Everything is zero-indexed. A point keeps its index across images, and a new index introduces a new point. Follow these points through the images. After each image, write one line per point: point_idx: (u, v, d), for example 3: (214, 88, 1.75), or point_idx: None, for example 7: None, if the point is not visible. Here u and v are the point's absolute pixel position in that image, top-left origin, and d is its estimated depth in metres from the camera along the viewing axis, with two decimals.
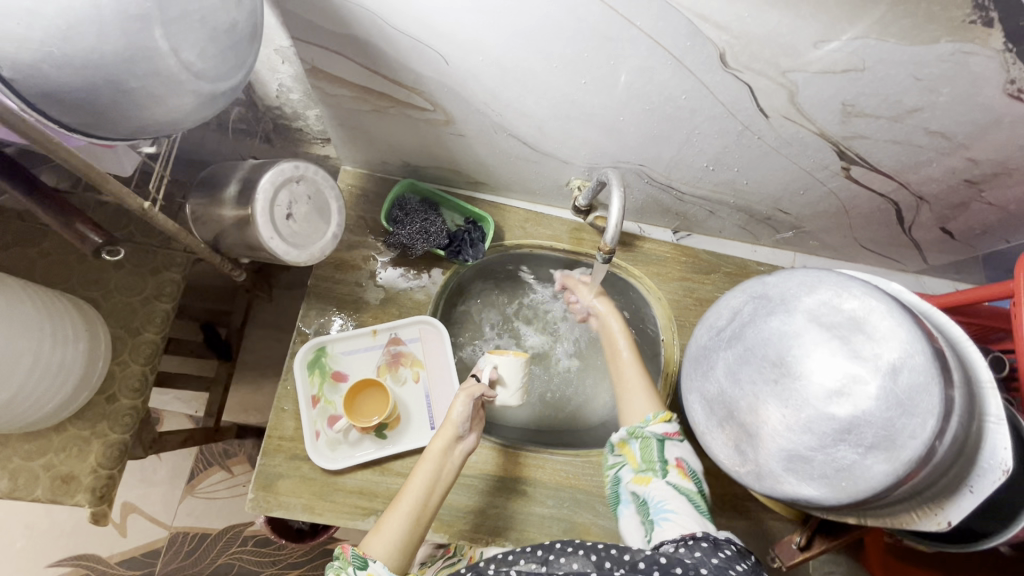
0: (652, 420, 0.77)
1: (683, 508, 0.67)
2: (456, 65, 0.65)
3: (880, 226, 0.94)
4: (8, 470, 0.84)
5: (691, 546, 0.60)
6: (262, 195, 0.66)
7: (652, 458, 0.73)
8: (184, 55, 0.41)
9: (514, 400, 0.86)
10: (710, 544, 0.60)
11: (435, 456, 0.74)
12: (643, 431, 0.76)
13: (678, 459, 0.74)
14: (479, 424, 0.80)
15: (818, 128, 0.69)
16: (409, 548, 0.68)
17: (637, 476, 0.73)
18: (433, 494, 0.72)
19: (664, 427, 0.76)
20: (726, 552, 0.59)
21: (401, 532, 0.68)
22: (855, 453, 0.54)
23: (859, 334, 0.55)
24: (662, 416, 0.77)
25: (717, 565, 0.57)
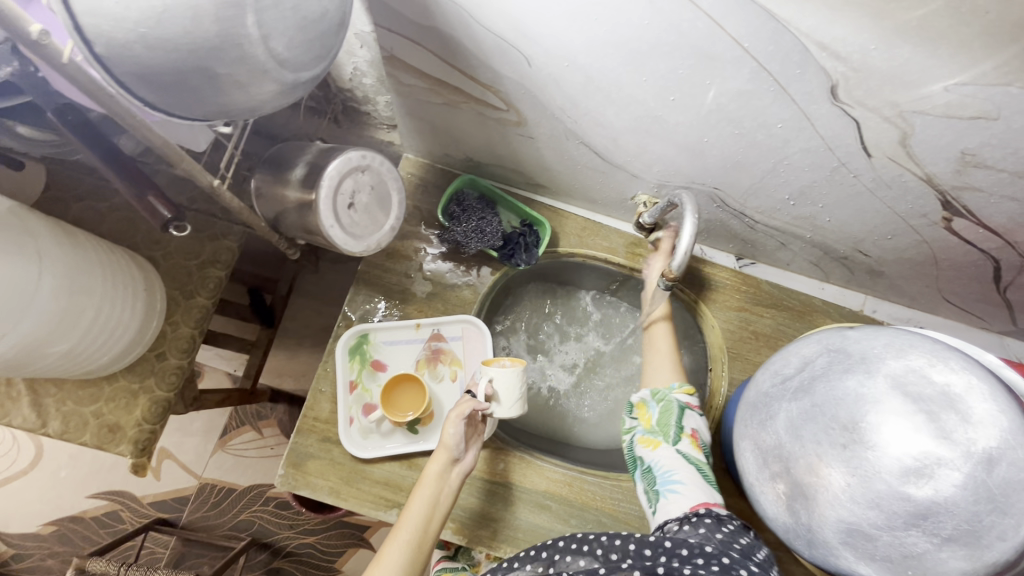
0: (677, 387, 0.77)
1: (691, 479, 0.68)
2: (538, 67, 0.62)
3: (971, 281, 0.86)
4: (62, 413, 0.88)
5: (695, 524, 0.62)
6: (327, 182, 0.65)
7: (668, 424, 0.74)
8: (273, 43, 0.40)
9: (513, 413, 0.79)
10: (713, 520, 0.62)
11: (431, 482, 0.75)
12: (667, 396, 0.76)
13: (694, 430, 0.73)
14: (473, 441, 0.81)
15: (926, 174, 0.62)
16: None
17: (647, 441, 0.74)
18: (433, 520, 0.73)
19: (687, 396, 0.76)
20: (729, 527, 0.62)
21: (401, 560, 0.68)
22: (928, 542, 0.49)
23: (953, 413, 0.50)
24: (686, 387, 0.77)
25: (722, 540, 0.60)
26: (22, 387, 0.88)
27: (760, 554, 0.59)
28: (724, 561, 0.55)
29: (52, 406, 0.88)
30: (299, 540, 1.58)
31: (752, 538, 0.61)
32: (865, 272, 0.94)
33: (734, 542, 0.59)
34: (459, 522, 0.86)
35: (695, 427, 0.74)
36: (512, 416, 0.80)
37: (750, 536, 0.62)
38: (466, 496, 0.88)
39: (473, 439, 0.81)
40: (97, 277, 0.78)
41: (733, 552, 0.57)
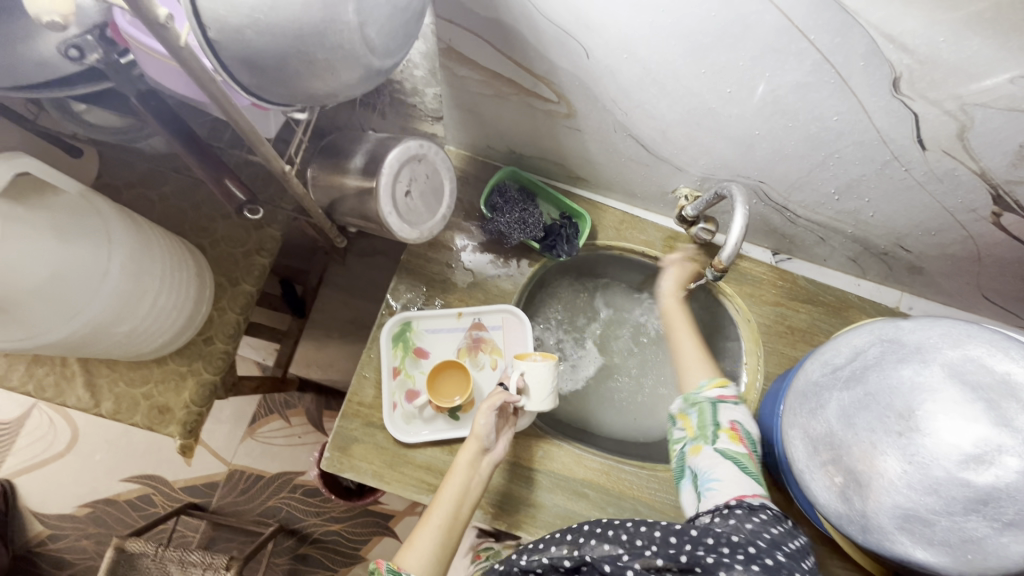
0: (706, 386, 0.76)
1: (730, 476, 0.67)
2: (597, 59, 0.64)
3: (1014, 278, 0.86)
4: (113, 393, 0.91)
5: (726, 515, 0.62)
6: (387, 170, 0.66)
7: (704, 423, 0.72)
8: (368, 30, 0.42)
9: (546, 406, 0.81)
10: (745, 510, 0.62)
11: (463, 469, 0.77)
12: (698, 397, 0.75)
13: (733, 423, 0.71)
14: (505, 433, 0.82)
15: (980, 168, 0.63)
16: (441, 558, 0.70)
17: (687, 445, 0.73)
18: (465, 506, 0.75)
19: (718, 391, 0.75)
20: (761, 516, 0.61)
21: (434, 542, 0.70)
22: (988, 526, 0.50)
23: (1012, 400, 0.51)
24: (716, 383, 0.76)
25: (752, 529, 0.59)
26: (77, 366, 0.91)
27: (794, 545, 0.59)
28: (751, 550, 0.54)
29: (105, 386, 0.91)
30: (325, 527, 1.61)
31: (787, 528, 0.60)
32: (904, 268, 0.94)
33: (762, 531, 0.59)
34: (500, 508, 0.88)
35: (734, 419, 0.72)
36: (546, 407, 0.81)
37: (786, 526, 0.61)
38: (505, 482, 0.89)
39: (506, 430, 0.82)
40: (156, 259, 0.79)
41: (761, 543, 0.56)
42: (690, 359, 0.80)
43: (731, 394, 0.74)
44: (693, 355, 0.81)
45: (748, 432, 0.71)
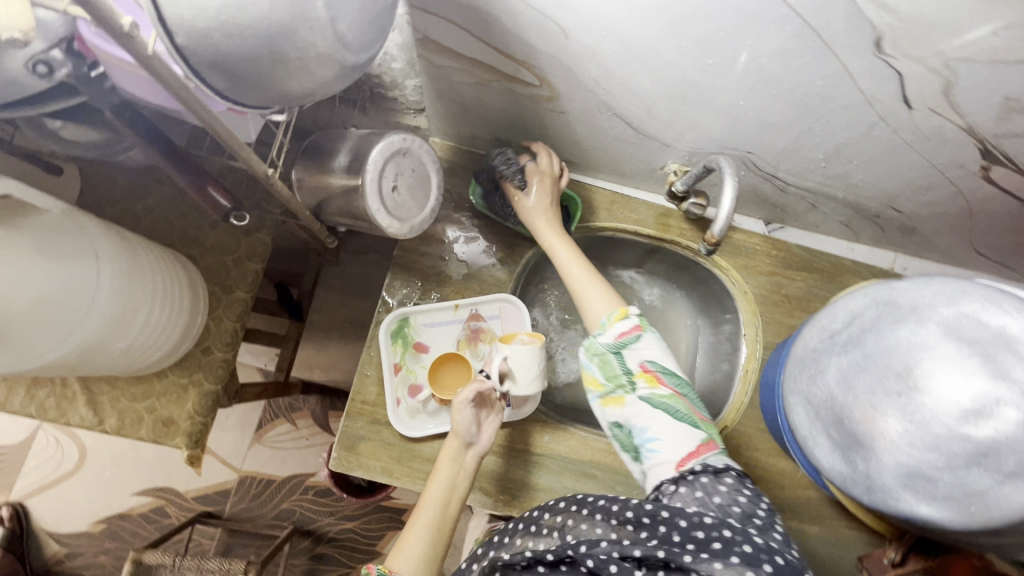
0: (606, 326, 0.71)
1: (666, 429, 0.64)
2: (576, 39, 0.63)
3: (1005, 232, 0.86)
4: (116, 410, 0.91)
5: (690, 484, 0.59)
6: (372, 166, 0.66)
7: (613, 373, 0.68)
8: (340, 25, 0.41)
9: (532, 390, 0.82)
10: (710, 477, 0.59)
11: (449, 467, 0.76)
12: (598, 346, 0.70)
13: (643, 364, 0.67)
14: (490, 425, 0.80)
15: (967, 124, 0.63)
16: (430, 558, 0.70)
17: (608, 400, 0.68)
18: (453, 502, 0.74)
19: (619, 329, 0.71)
20: (726, 481, 0.59)
21: (424, 543, 0.70)
22: (991, 478, 0.50)
23: (1009, 352, 0.51)
24: (617, 316, 0.72)
25: (720, 504, 0.57)
26: (76, 386, 0.90)
27: (761, 513, 0.57)
28: (726, 534, 0.52)
29: (107, 403, 0.91)
30: (339, 526, 1.62)
31: (754, 492, 0.59)
32: (896, 229, 0.94)
33: (731, 506, 0.57)
34: (511, 495, 0.89)
35: (644, 359, 0.68)
36: (529, 392, 0.81)
37: (749, 487, 0.60)
38: (515, 469, 0.90)
39: (490, 420, 0.81)
40: (148, 275, 0.79)
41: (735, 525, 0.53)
42: (589, 293, 0.78)
43: (632, 330, 0.70)
44: (596, 292, 0.77)
45: (663, 367, 0.67)
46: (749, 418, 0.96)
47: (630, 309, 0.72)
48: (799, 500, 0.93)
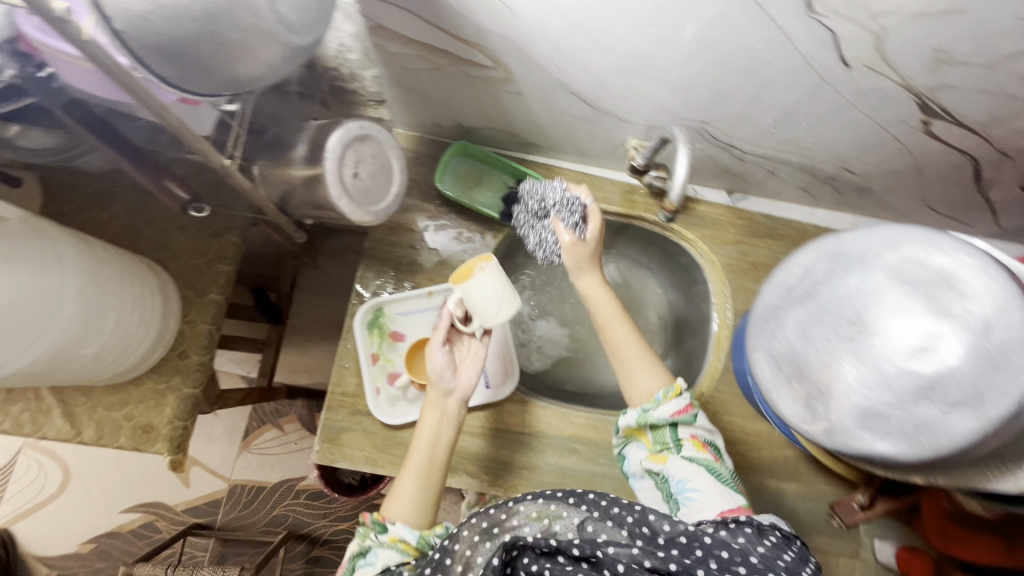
0: (660, 401, 0.76)
1: (706, 484, 0.71)
2: (523, 17, 0.64)
3: (953, 184, 0.90)
4: (94, 420, 0.90)
5: (734, 531, 0.61)
6: (331, 153, 0.66)
7: (665, 439, 0.76)
8: (278, 5, 0.42)
9: (503, 316, 0.75)
10: (754, 531, 0.61)
11: (430, 415, 0.78)
12: (652, 414, 0.75)
13: (693, 433, 0.75)
14: (468, 366, 0.80)
15: (902, 79, 0.65)
16: (421, 505, 0.73)
17: (655, 458, 0.76)
18: (438, 450, 0.77)
19: (675, 406, 0.75)
20: (771, 539, 0.60)
21: (414, 490, 0.74)
22: (938, 409, 0.52)
23: (948, 290, 0.54)
24: (672, 392, 0.76)
25: (763, 554, 0.59)
26: (51, 399, 0.89)
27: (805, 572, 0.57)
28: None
29: (84, 414, 0.90)
30: (334, 527, 1.62)
31: (799, 552, 0.60)
32: (852, 190, 0.97)
33: (776, 559, 0.58)
34: (496, 474, 0.91)
35: (694, 428, 0.76)
36: (498, 322, 0.76)
37: (795, 549, 0.60)
38: (499, 449, 0.92)
39: (467, 361, 0.81)
40: (116, 283, 0.79)
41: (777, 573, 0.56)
42: (637, 368, 0.80)
43: (686, 408, 0.76)
44: (643, 365, 0.80)
45: (708, 438, 0.76)
46: (724, 384, 0.98)
47: (682, 383, 0.77)
48: (777, 459, 0.96)
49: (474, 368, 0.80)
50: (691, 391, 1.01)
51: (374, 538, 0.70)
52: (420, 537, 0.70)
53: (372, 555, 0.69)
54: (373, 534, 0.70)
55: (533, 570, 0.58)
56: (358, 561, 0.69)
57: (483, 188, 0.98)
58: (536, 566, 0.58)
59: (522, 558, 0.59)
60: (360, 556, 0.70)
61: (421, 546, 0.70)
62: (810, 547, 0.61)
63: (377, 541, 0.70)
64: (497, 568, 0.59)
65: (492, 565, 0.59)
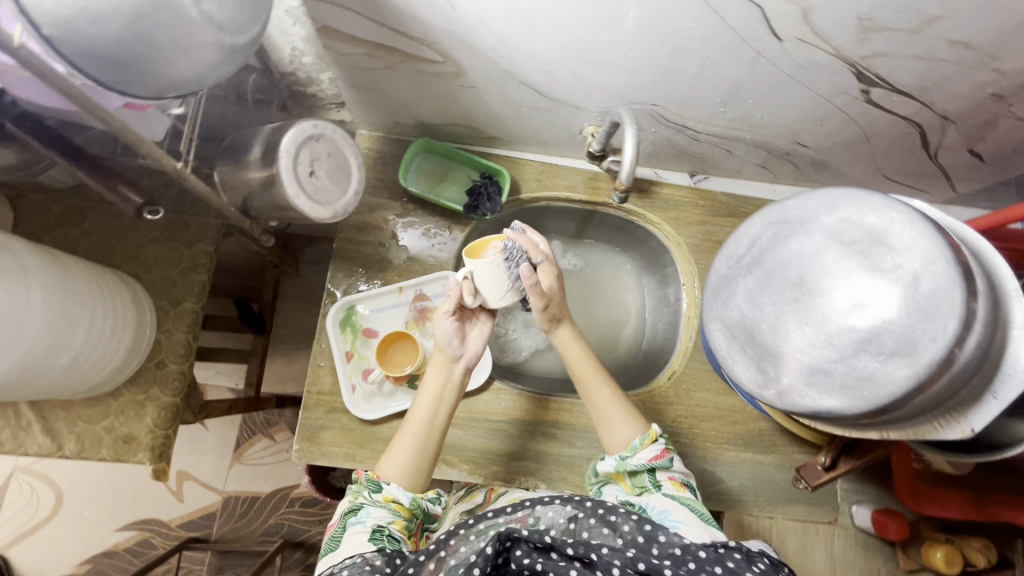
0: (638, 447, 0.77)
1: (688, 517, 0.69)
2: (463, 10, 0.66)
3: (904, 152, 0.92)
4: (74, 433, 0.90)
5: (724, 555, 0.59)
6: (285, 153, 0.68)
7: (643, 482, 0.76)
8: (206, 6, 0.44)
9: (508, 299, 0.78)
10: (744, 556, 0.59)
11: (434, 380, 0.80)
12: (629, 460, 0.77)
13: (671, 474, 0.76)
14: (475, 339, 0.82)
15: (834, 49, 0.68)
16: (415, 468, 0.76)
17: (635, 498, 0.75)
18: (438, 416, 0.79)
19: (651, 451, 0.77)
20: (760, 566, 0.58)
21: (409, 452, 0.76)
22: (876, 361, 0.54)
23: (880, 247, 0.55)
24: (648, 439, 0.78)
25: None
26: (31, 415, 0.89)
27: None
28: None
29: (64, 428, 0.90)
30: None
31: None
32: (809, 165, 0.99)
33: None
34: (475, 463, 0.92)
35: (672, 471, 0.77)
36: (497, 304, 0.79)
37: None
38: (477, 438, 0.93)
39: (474, 333, 0.83)
40: (83, 293, 0.80)
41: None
42: (612, 415, 0.81)
43: (662, 453, 0.77)
44: (618, 417, 0.81)
45: (686, 479, 0.76)
46: (695, 361, 1.00)
47: (657, 430, 0.79)
48: (752, 432, 0.98)
49: (482, 339, 0.83)
50: (665, 371, 1.02)
51: (367, 497, 0.72)
52: (412, 499, 0.73)
53: (364, 513, 0.70)
54: (366, 492, 0.73)
55: (526, 563, 0.59)
56: (349, 519, 0.70)
57: (448, 184, 1.00)
58: (530, 559, 0.59)
59: (517, 550, 0.59)
60: (351, 514, 0.70)
61: (412, 508, 0.73)
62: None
63: (370, 500, 0.71)
64: (490, 556, 0.57)
65: (486, 554, 0.57)
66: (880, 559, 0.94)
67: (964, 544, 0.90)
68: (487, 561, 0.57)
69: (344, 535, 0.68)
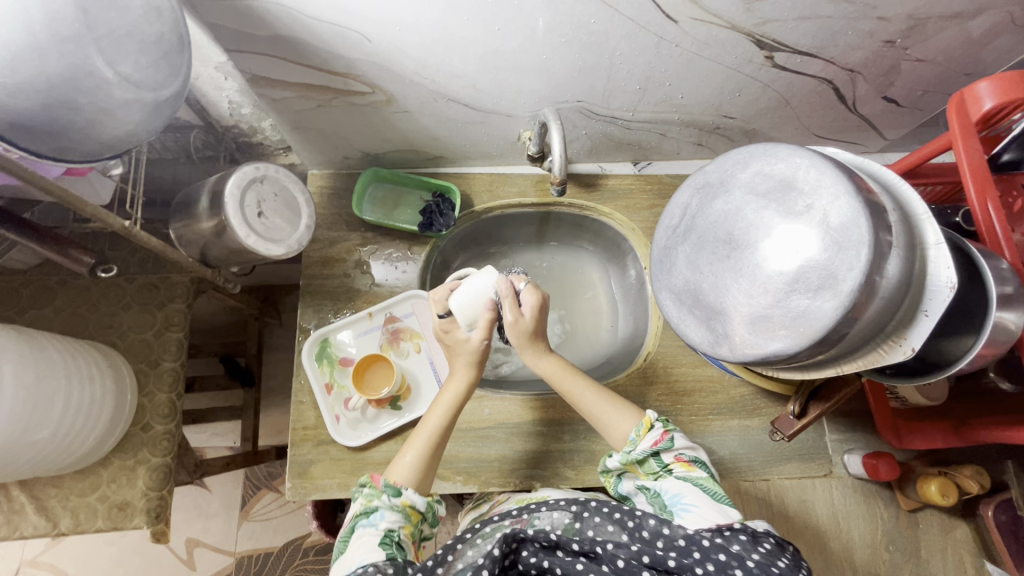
0: (638, 438, 0.72)
1: (701, 498, 0.65)
2: (378, 40, 0.70)
3: (827, 109, 0.97)
4: (68, 509, 0.88)
5: (727, 539, 0.56)
6: (230, 199, 0.72)
7: (651, 470, 0.71)
8: (121, 68, 0.48)
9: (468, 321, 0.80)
10: (749, 537, 0.55)
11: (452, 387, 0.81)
12: (634, 454, 0.71)
13: (677, 454, 0.71)
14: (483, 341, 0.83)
15: (727, 22, 0.73)
16: (426, 472, 0.74)
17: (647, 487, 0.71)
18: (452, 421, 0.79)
19: (651, 439, 0.71)
20: (766, 546, 0.55)
21: (423, 455, 0.75)
22: (807, 298, 0.56)
23: (791, 193, 0.59)
24: (644, 428, 0.72)
25: (759, 562, 0.53)
26: (23, 497, 0.87)
27: None
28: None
29: (57, 505, 0.88)
30: None
31: (795, 560, 0.54)
32: (741, 135, 1.03)
33: (771, 566, 0.52)
34: (467, 473, 0.93)
35: (677, 450, 0.71)
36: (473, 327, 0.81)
37: (789, 556, 0.55)
38: (466, 449, 0.94)
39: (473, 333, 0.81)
40: (63, 364, 0.84)
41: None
42: (605, 412, 0.78)
43: (662, 434, 0.72)
44: (611, 412, 0.78)
45: (693, 455, 0.71)
46: (667, 339, 1.02)
47: (652, 416, 0.74)
48: (734, 398, 0.99)
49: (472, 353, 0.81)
50: (640, 354, 1.04)
51: (384, 500, 0.69)
52: (426, 503, 0.72)
53: (377, 515, 0.67)
54: (386, 496, 0.69)
55: (533, 562, 0.56)
56: (362, 520, 0.67)
57: (403, 209, 1.04)
58: (537, 558, 0.56)
59: (523, 551, 0.57)
60: (362, 516, 0.67)
61: (426, 512, 0.71)
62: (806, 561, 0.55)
63: (387, 503, 0.68)
64: (498, 559, 0.54)
65: (493, 556, 0.54)
66: (881, 503, 0.96)
67: (955, 474, 0.90)
68: (495, 563, 0.54)
69: (353, 538, 0.65)
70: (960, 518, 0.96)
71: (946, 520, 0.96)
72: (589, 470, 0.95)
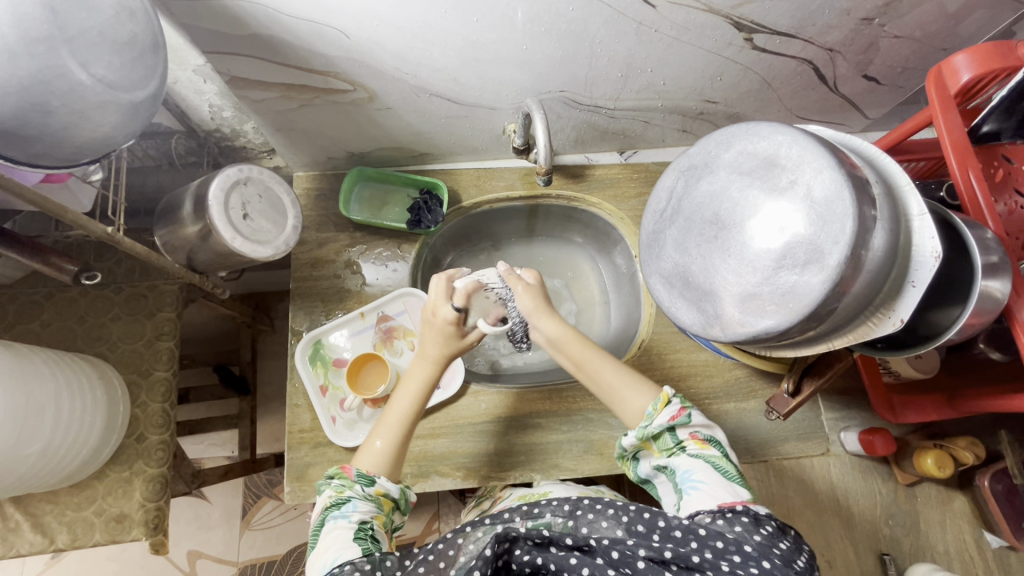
0: (654, 412, 0.71)
1: (711, 476, 0.64)
2: (356, 36, 0.70)
3: (809, 90, 0.97)
4: (65, 524, 0.87)
5: (731, 520, 0.57)
6: (214, 202, 0.71)
7: (665, 446, 0.70)
8: (93, 69, 0.48)
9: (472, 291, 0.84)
10: (751, 519, 0.57)
11: (425, 363, 0.79)
12: (649, 430, 0.70)
13: (692, 432, 0.69)
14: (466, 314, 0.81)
15: (705, 5, 0.73)
16: (397, 459, 0.74)
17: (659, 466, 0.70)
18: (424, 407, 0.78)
19: (668, 414, 0.70)
20: (767, 528, 0.56)
21: (393, 440, 0.74)
22: (794, 274, 0.57)
23: (773, 170, 0.59)
24: (661, 402, 0.71)
25: (760, 543, 0.54)
26: (18, 515, 0.86)
27: (802, 562, 0.53)
28: (763, 566, 0.51)
29: (53, 520, 0.87)
30: None
31: (795, 543, 0.55)
32: (726, 119, 1.03)
33: (773, 548, 0.54)
34: (467, 468, 0.93)
35: (694, 427, 0.70)
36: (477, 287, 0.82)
37: (790, 539, 0.56)
38: (465, 444, 0.94)
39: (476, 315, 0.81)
40: (49, 377, 0.82)
41: (774, 559, 0.52)
42: (621, 388, 0.76)
43: (680, 410, 0.70)
44: (625, 386, 0.76)
45: (710, 433, 0.69)
46: (660, 326, 1.02)
47: (669, 391, 0.72)
48: (730, 381, 0.99)
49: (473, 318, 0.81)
50: (635, 342, 1.04)
51: (357, 491, 0.68)
52: (400, 490, 0.71)
53: (350, 506, 0.65)
54: (359, 486, 0.68)
55: (527, 561, 0.53)
56: (332, 513, 0.65)
57: (391, 206, 1.03)
58: (530, 556, 0.53)
59: (516, 550, 0.53)
60: (333, 508, 0.66)
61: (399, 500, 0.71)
62: (803, 537, 0.57)
63: (360, 493, 0.68)
64: (490, 559, 0.51)
65: (485, 557, 0.51)
66: (880, 478, 0.97)
67: (950, 445, 0.90)
68: (487, 563, 0.51)
69: (324, 531, 0.63)
70: (957, 489, 0.97)
71: (943, 492, 0.97)
72: (588, 459, 0.95)
